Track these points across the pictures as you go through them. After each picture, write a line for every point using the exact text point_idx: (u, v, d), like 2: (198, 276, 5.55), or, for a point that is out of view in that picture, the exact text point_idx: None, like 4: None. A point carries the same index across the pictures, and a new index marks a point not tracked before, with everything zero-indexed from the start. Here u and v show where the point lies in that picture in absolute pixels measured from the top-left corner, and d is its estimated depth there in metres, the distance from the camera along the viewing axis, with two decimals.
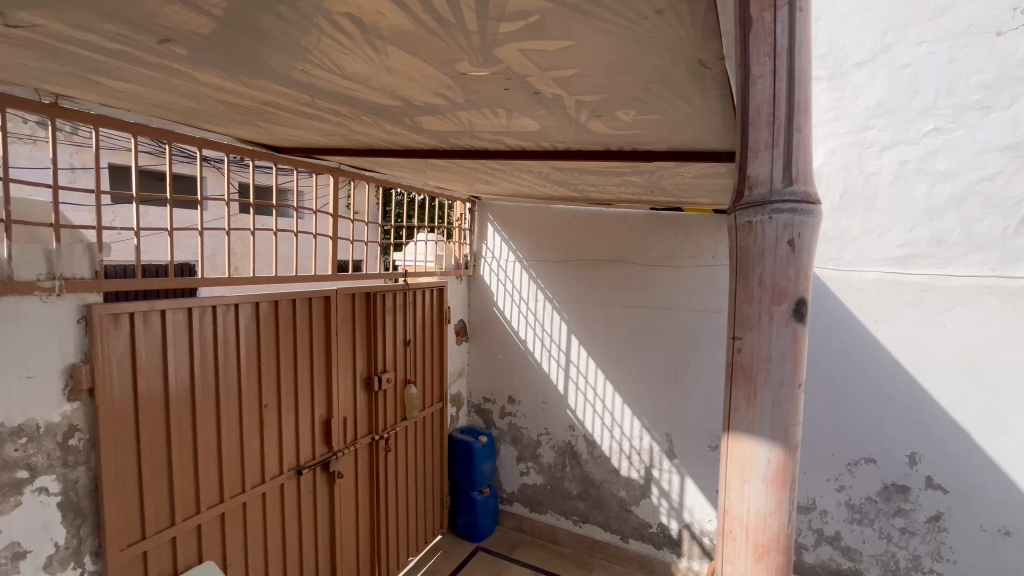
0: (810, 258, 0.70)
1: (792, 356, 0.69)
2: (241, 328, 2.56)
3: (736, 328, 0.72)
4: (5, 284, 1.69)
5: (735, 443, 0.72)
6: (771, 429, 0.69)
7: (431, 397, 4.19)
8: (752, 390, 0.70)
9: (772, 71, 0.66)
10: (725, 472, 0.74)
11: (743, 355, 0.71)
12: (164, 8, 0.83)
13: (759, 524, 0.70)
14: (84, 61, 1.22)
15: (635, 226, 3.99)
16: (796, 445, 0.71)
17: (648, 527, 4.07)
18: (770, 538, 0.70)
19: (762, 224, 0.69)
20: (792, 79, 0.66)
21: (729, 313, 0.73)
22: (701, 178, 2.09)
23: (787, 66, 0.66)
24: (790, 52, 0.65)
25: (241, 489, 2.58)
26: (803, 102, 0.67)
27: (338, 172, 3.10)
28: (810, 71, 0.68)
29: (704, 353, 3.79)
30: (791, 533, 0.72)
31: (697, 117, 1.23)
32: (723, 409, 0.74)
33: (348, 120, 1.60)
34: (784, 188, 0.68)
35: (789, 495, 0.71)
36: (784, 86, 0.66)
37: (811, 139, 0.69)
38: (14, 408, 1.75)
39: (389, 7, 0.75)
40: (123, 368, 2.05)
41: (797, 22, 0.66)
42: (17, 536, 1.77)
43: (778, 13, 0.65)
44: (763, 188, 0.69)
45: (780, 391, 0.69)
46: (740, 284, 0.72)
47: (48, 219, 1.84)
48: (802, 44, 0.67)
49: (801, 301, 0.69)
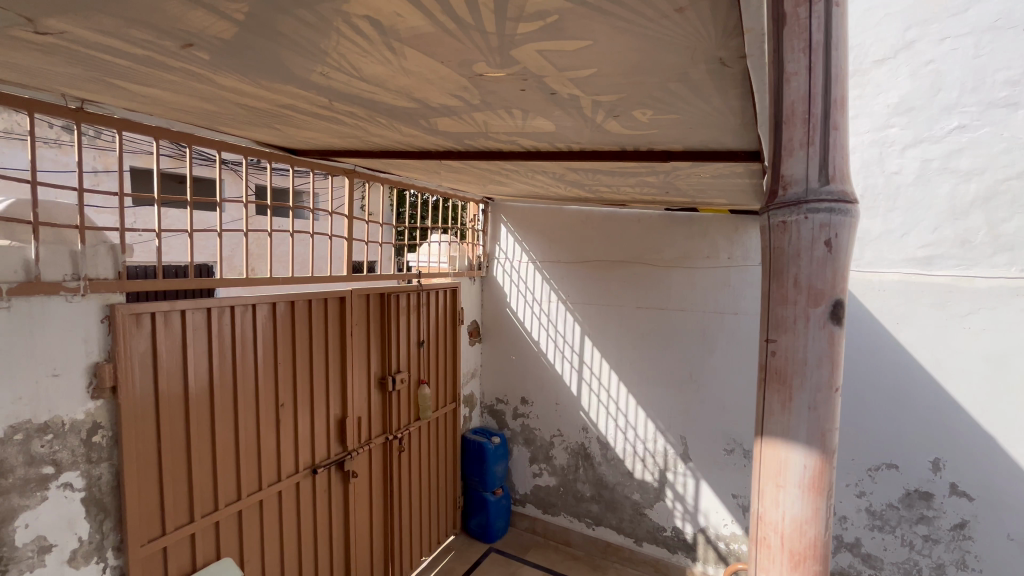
0: (848, 258, 0.69)
1: (829, 360, 0.69)
2: (259, 328, 2.60)
3: (771, 330, 0.72)
4: (32, 285, 1.74)
5: (769, 449, 0.71)
6: (806, 435, 0.69)
7: (444, 397, 4.20)
8: (787, 394, 0.69)
9: (807, 67, 0.66)
10: (759, 478, 0.73)
11: (777, 358, 0.71)
12: (188, 13, 0.85)
13: (794, 531, 0.70)
14: (110, 66, 1.25)
15: (650, 227, 3.96)
16: (833, 451, 0.70)
17: (662, 530, 4.03)
18: (806, 545, 0.70)
19: (797, 224, 0.69)
20: (829, 75, 0.65)
21: (763, 315, 0.73)
22: (718, 178, 2.07)
23: (823, 62, 0.65)
24: (826, 48, 0.65)
25: (258, 486, 2.61)
26: (841, 99, 0.67)
27: (353, 174, 3.13)
28: (847, 67, 0.67)
29: (720, 355, 3.75)
30: (828, 539, 0.71)
31: (715, 116, 1.21)
32: (758, 413, 0.73)
33: (364, 122, 1.62)
34: (820, 188, 0.68)
35: (826, 501, 0.70)
36: (820, 83, 0.65)
37: (848, 137, 0.68)
38: (42, 405, 1.80)
39: (408, 9, 0.75)
40: (145, 366, 2.09)
41: (834, 17, 0.65)
42: (42, 530, 1.81)
43: (814, 8, 0.64)
44: (798, 188, 0.69)
45: (816, 395, 0.68)
46: (775, 285, 0.71)
47: (74, 221, 1.89)
48: (839, 39, 0.66)
49: (839, 303, 0.68)
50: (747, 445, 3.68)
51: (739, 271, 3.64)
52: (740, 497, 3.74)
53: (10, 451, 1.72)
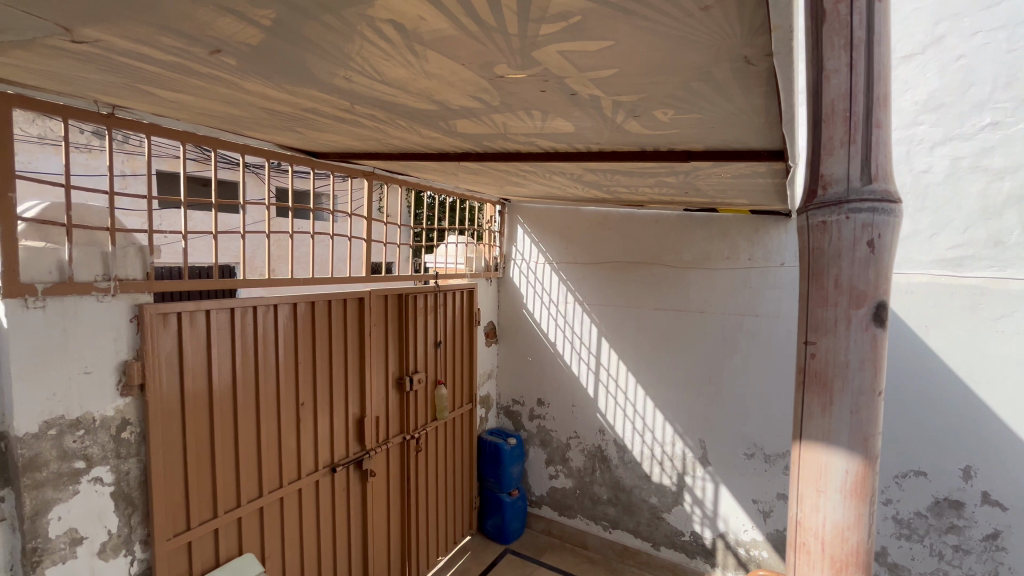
0: (890, 259, 0.68)
1: (872, 362, 0.68)
2: (281, 327, 2.65)
3: (810, 332, 0.71)
4: (66, 285, 1.80)
5: (809, 453, 0.70)
6: (849, 439, 0.68)
7: (461, 398, 4.22)
8: (827, 397, 0.69)
9: (849, 64, 0.66)
10: (798, 483, 0.73)
11: (817, 360, 0.70)
12: (217, 20, 0.87)
13: (836, 538, 0.69)
14: (140, 73, 1.28)
15: (668, 228, 3.92)
16: (876, 457, 0.69)
17: (680, 535, 3.98)
18: (848, 553, 0.69)
19: (837, 224, 0.68)
20: (872, 72, 0.65)
21: (802, 317, 0.72)
22: (740, 178, 2.04)
23: (865, 60, 0.65)
24: (869, 44, 0.65)
25: (279, 484, 2.66)
26: (883, 97, 0.66)
27: (372, 176, 3.17)
28: (890, 64, 0.67)
29: (740, 358, 3.69)
30: (871, 548, 0.70)
31: (739, 115, 1.20)
32: (797, 417, 0.73)
33: (384, 125, 1.64)
34: (862, 187, 0.67)
35: (869, 508, 0.69)
36: (861, 80, 0.65)
37: (891, 136, 0.67)
38: (74, 402, 1.85)
39: (431, 13, 0.76)
40: (171, 364, 2.15)
41: (876, 14, 0.65)
42: (74, 523, 1.87)
43: (855, 4, 0.65)
44: (839, 187, 0.68)
45: (858, 399, 0.67)
46: (814, 286, 0.71)
47: (105, 223, 1.95)
48: (881, 36, 0.66)
49: (882, 305, 0.67)
50: (768, 449, 3.61)
51: (760, 272, 3.59)
52: (760, 502, 3.67)
53: (46, 445, 1.78)
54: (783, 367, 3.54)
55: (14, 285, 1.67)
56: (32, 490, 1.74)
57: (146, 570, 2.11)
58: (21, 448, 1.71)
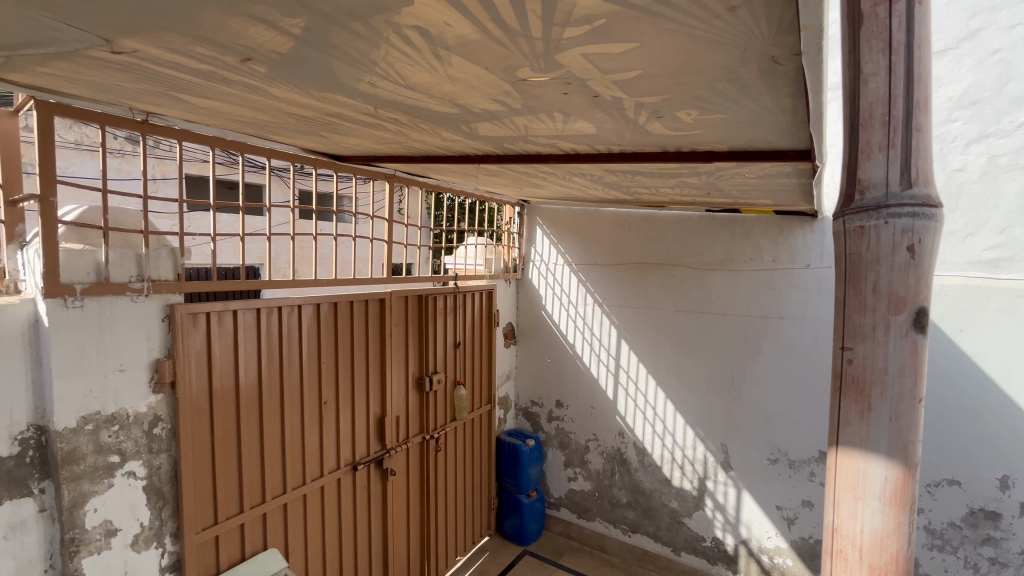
0: (932, 264, 0.67)
1: (912, 369, 0.66)
2: (305, 327, 2.70)
3: (846, 338, 0.70)
4: (103, 285, 1.88)
5: (846, 460, 0.69)
6: (887, 446, 0.66)
7: (480, 399, 4.23)
8: (865, 403, 0.67)
9: (887, 68, 0.65)
10: (834, 489, 0.71)
11: (854, 366, 0.69)
12: (249, 29, 0.90)
13: (874, 545, 0.68)
14: (174, 81, 1.33)
15: (690, 229, 3.87)
16: (916, 464, 0.67)
17: (701, 540, 3.93)
18: (886, 561, 0.67)
19: (876, 229, 0.67)
20: (911, 75, 0.64)
21: (837, 323, 0.71)
22: (764, 179, 2.01)
23: (905, 63, 0.64)
24: (908, 47, 0.63)
25: (303, 481, 2.71)
26: (924, 100, 0.65)
27: (394, 179, 3.21)
28: (930, 66, 0.65)
29: (764, 361, 3.63)
30: (911, 556, 0.68)
31: (765, 115, 1.18)
32: (832, 423, 0.71)
33: (407, 128, 1.66)
34: (902, 192, 0.65)
35: (910, 516, 0.67)
36: (900, 83, 0.64)
37: (932, 140, 0.66)
38: (109, 398, 1.93)
39: (457, 18, 0.77)
40: (200, 362, 2.21)
41: (916, 15, 0.64)
42: (109, 515, 1.94)
43: (894, 7, 0.63)
44: (878, 192, 0.67)
45: (898, 405, 0.66)
46: (851, 292, 0.70)
47: (139, 225, 2.02)
48: (921, 37, 0.64)
49: (922, 310, 0.66)
50: (793, 455, 3.55)
51: (784, 274, 3.52)
52: (785, 508, 3.60)
53: (83, 439, 1.86)
54: (809, 371, 3.47)
55: (54, 285, 1.75)
56: (71, 482, 1.82)
57: (176, 563, 2.17)
58: (61, 442, 1.79)
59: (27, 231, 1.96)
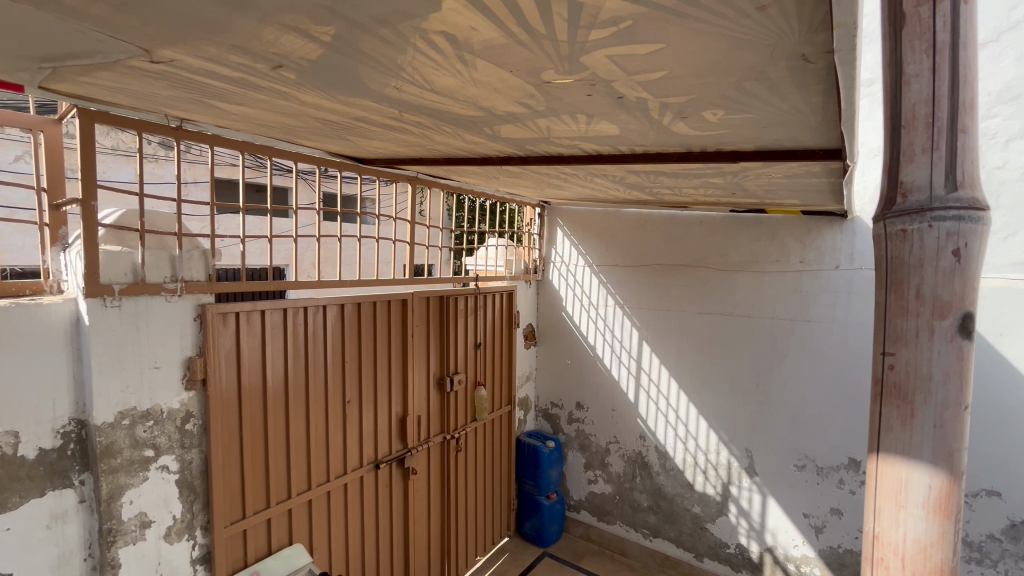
0: (978, 268, 0.65)
1: (957, 374, 0.64)
2: (329, 327, 2.75)
3: (887, 343, 0.68)
4: (140, 285, 1.95)
5: (888, 467, 0.68)
6: (931, 453, 0.65)
7: (500, 399, 4.25)
8: (908, 410, 0.66)
9: (931, 69, 0.63)
10: (874, 496, 0.70)
11: (896, 372, 0.67)
12: (281, 38, 0.92)
13: (917, 554, 0.66)
14: (208, 88, 1.37)
15: (713, 229, 3.80)
16: (961, 472, 0.66)
17: (725, 546, 3.86)
18: (930, 570, 0.66)
19: (919, 233, 0.65)
20: (957, 76, 0.62)
21: (878, 327, 0.70)
22: (792, 178, 1.97)
23: (950, 63, 0.62)
24: (953, 47, 0.61)
25: (327, 478, 2.76)
26: (970, 101, 0.62)
27: (416, 181, 3.25)
28: (978, 65, 0.63)
29: (790, 365, 3.55)
30: (954, 566, 0.66)
31: (794, 114, 1.16)
32: (872, 429, 0.70)
33: (430, 131, 1.68)
34: (946, 195, 0.64)
35: (954, 525, 0.65)
36: (945, 85, 0.62)
37: (979, 140, 0.63)
38: (144, 394, 2.00)
39: (484, 23, 0.78)
40: (229, 360, 2.28)
41: (962, 14, 0.61)
42: (143, 507, 2.01)
43: (938, 6, 0.61)
44: (921, 195, 0.65)
45: (942, 412, 0.64)
46: (892, 297, 0.68)
47: (173, 228, 2.09)
48: (968, 36, 0.62)
49: (968, 315, 0.64)
50: (820, 461, 3.46)
51: (812, 276, 3.43)
52: (812, 516, 3.52)
53: (119, 434, 1.93)
54: (838, 375, 3.38)
55: (94, 285, 1.82)
56: (108, 475, 1.89)
57: (206, 555, 2.23)
58: (99, 435, 1.87)
59: (69, 233, 2.05)
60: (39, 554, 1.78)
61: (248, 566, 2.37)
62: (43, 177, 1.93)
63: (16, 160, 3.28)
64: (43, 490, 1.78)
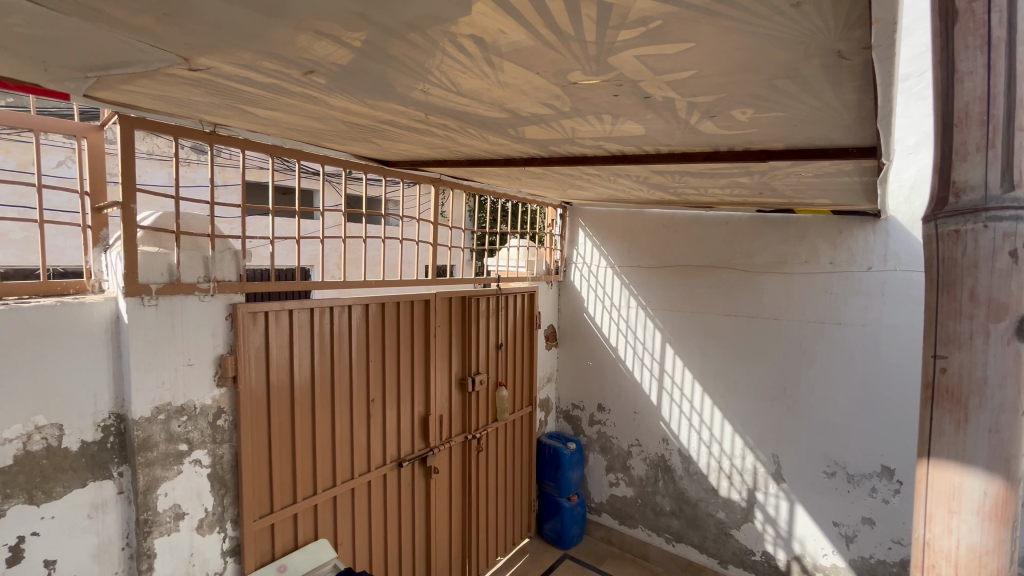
0: None
1: (1017, 379, 0.62)
2: (354, 327, 2.80)
3: (939, 346, 0.67)
4: (175, 285, 2.02)
5: (939, 471, 0.66)
6: (987, 460, 0.62)
7: (521, 400, 4.25)
8: (961, 414, 0.64)
9: (986, 65, 0.61)
10: (925, 502, 0.68)
11: (949, 375, 0.65)
12: (314, 44, 0.95)
13: (972, 561, 0.64)
14: (242, 94, 1.42)
15: (739, 230, 3.73)
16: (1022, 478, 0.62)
17: (750, 554, 3.78)
18: None
19: (973, 233, 0.64)
20: (1014, 72, 0.59)
21: (930, 329, 0.68)
22: (823, 177, 1.92)
23: (1007, 60, 0.59)
24: (1010, 44, 0.59)
25: (351, 475, 2.81)
26: None
27: (439, 183, 3.28)
28: None
29: (820, 369, 3.46)
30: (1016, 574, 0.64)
31: (827, 112, 1.13)
32: (923, 432, 0.68)
33: (455, 133, 1.69)
34: (1004, 194, 0.61)
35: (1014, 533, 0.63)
36: (1000, 82, 0.60)
37: None
38: (179, 390, 2.06)
39: (512, 26, 0.78)
40: (259, 358, 2.34)
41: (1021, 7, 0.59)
42: (178, 499, 2.07)
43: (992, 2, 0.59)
44: (976, 194, 0.63)
45: (999, 417, 0.62)
46: (945, 298, 0.66)
47: (206, 230, 2.16)
48: None
49: None
50: (852, 468, 3.36)
51: (843, 277, 3.34)
52: (842, 525, 3.42)
53: (155, 428, 2.00)
54: (870, 380, 3.28)
55: (132, 284, 1.90)
56: (146, 468, 1.96)
57: (236, 548, 2.30)
58: (137, 429, 1.94)
59: (110, 235, 2.13)
60: (80, 542, 1.85)
61: (276, 559, 2.42)
62: (86, 181, 2.02)
63: (60, 165, 3.43)
64: (84, 481, 1.86)
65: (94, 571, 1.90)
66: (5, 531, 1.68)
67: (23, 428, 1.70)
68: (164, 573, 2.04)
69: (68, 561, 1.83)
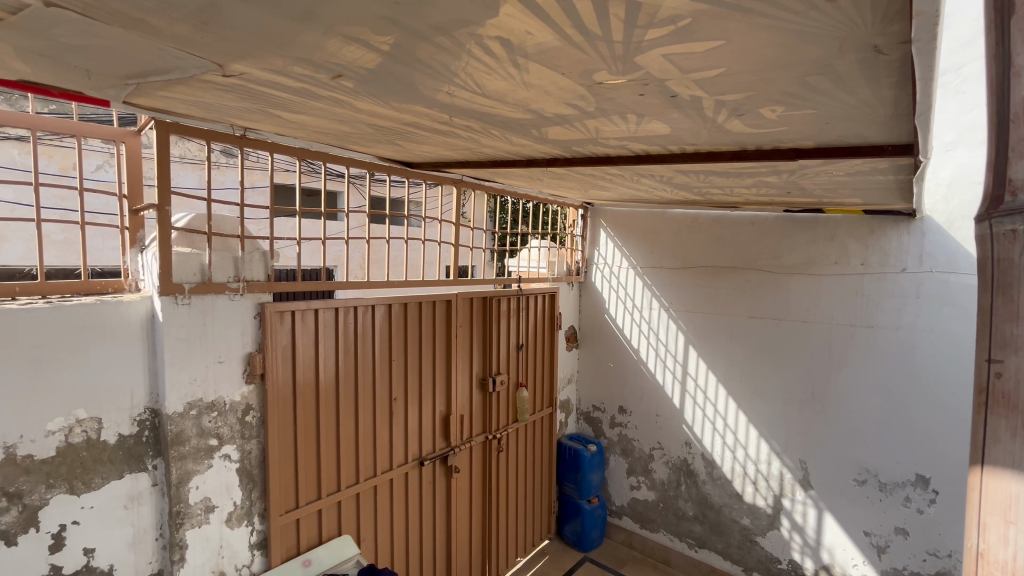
0: None
1: None
2: (377, 326, 2.84)
3: (994, 349, 0.55)
4: (206, 285, 2.08)
5: (993, 480, 0.54)
6: None
7: (541, 401, 4.24)
8: (1020, 421, 0.51)
9: None
10: (977, 511, 0.56)
11: (1005, 381, 0.53)
12: (344, 48, 0.97)
13: None
14: (272, 99, 1.45)
15: (765, 230, 3.65)
16: None
17: (776, 562, 3.69)
18: None
19: None
20: None
21: (982, 330, 0.57)
22: (855, 176, 1.86)
23: None
24: None
25: (374, 473, 2.85)
26: None
27: (460, 184, 3.30)
28: None
29: (850, 373, 3.36)
30: None
31: (861, 109, 1.10)
32: (974, 438, 0.57)
33: (478, 135, 1.70)
34: None
35: None
36: None
37: None
38: (210, 386, 2.13)
39: (539, 27, 0.78)
40: (286, 357, 2.39)
41: None
42: (208, 492, 2.14)
43: None
44: None
45: None
46: (1000, 300, 0.55)
47: (236, 231, 2.23)
48: None
49: None
50: (884, 476, 3.25)
51: (875, 279, 3.24)
52: (874, 535, 3.32)
53: (187, 423, 2.06)
54: (903, 385, 3.17)
55: (167, 284, 1.97)
56: (178, 462, 2.03)
57: (263, 541, 2.35)
58: (170, 424, 2.01)
59: (146, 236, 2.20)
60: (117, 532, 1.93)
61: (301, 553, 2.47)
62: (124, 185, 2.10)
63: (99, 169, 3.57)
64: (122, 473, 1.93)
65: (130, 559, 1.97)
66: (49, 519, 1.76)
67: (66, 421, 1.78)
68: (195, 563, 2.11)
69: (106, 549, 1.90)
